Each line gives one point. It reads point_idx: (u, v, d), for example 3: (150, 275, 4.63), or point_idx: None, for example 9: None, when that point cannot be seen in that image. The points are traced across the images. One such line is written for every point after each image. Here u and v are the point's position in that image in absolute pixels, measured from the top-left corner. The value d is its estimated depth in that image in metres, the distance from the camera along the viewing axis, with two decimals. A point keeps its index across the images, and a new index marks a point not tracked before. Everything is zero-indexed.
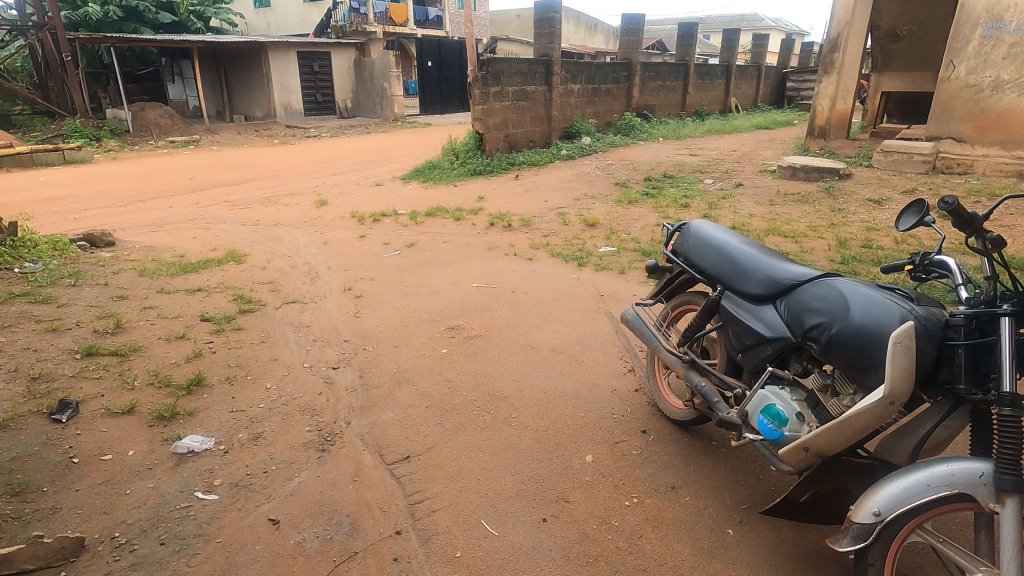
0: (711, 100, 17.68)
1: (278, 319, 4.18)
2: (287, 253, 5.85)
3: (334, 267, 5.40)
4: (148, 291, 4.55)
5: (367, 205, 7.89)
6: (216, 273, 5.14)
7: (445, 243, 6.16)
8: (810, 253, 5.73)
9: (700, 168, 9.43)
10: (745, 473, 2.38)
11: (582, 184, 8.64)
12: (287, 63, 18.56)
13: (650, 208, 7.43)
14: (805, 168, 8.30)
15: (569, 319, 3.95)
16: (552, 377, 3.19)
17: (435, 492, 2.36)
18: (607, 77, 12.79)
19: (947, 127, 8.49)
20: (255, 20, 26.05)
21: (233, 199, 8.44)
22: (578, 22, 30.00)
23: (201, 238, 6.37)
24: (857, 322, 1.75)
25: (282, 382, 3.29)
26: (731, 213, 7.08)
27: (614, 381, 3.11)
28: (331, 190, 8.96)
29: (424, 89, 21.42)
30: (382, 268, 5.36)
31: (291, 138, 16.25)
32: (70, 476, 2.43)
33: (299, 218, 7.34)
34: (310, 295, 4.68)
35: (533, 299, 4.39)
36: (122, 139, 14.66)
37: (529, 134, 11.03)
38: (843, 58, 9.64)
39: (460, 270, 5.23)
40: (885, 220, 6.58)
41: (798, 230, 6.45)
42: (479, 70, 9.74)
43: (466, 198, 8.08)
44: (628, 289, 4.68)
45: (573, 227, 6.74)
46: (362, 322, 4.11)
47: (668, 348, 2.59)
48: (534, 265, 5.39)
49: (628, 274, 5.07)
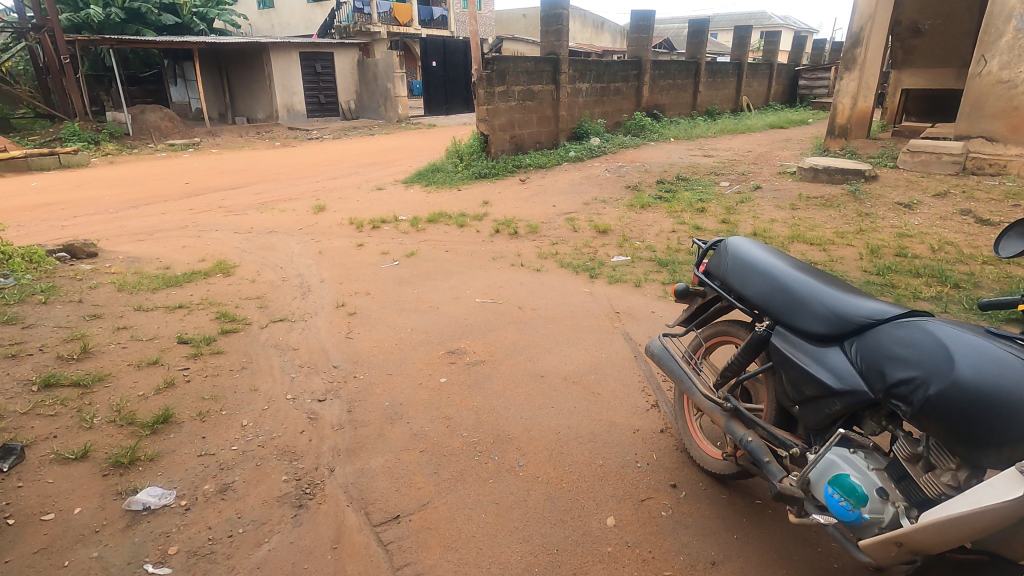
0: (722, 99, 17.24)
1: (263, 341, 3.82)
2: (279, 264, 5.50)
3: (328, 280, 5.04)
4: (124, 308, 4.20)
5: (366, 211, 7.53)
6: (201, 287, 4.79)
7: (447, 252, 5.80)
8: (840, 262, 5.32)
9: (715, 170, 9.02)
10: (796, 544, 1.99)
11: (592, 187, 8.25)
12: (289, 64, 18.27)
13: (664, 212, 7.05)
14: (828, 169, 7.83)
15: (581, 342, 3.56)
16: (565, 414, 2.80)
17: (429, 566, 1.99)
18: (616, 75, 12.38)
19: (978, 126, 8.03)
20: (259, 22, 25.82)
21: (228, 205, 8.10)
22: (584, 21, 29.57)
23: (190, 248, 6.04)
24: (966, 381, 1.36)
25: (260, 418, 2.94)
26: (751, 218, 6.67)
27: (636, 420, 2.72)
28: (330, 195, 8.62)
29: (429, 89, 21.06)
30: (380, 280, 4.98)
31: (292, 140, 15.95)
32: (0, 543, 2.07)
33: (294, 225, 7.01)
34: (300, 312, 4.33)
35: (542, 317, 4.01)
36: (121, 143, 14.36)
37: (536, 135, 10.65)
38: (866, 53, 9.16)
39: (463, 283, 4.86)
40: (918, 225, 6.16)
41: (824, 236, 6.05)
42: (484, 69, 9.34)
43: (470, 203, 7.71)
44: (645, 304, 4.29)
45: (583, 234, 6.35)
46: (354, 345, 3.74)
47: (704, 390, 2.19)
48: (542, 277, 5.01)
49: (644, 287, 4.68)
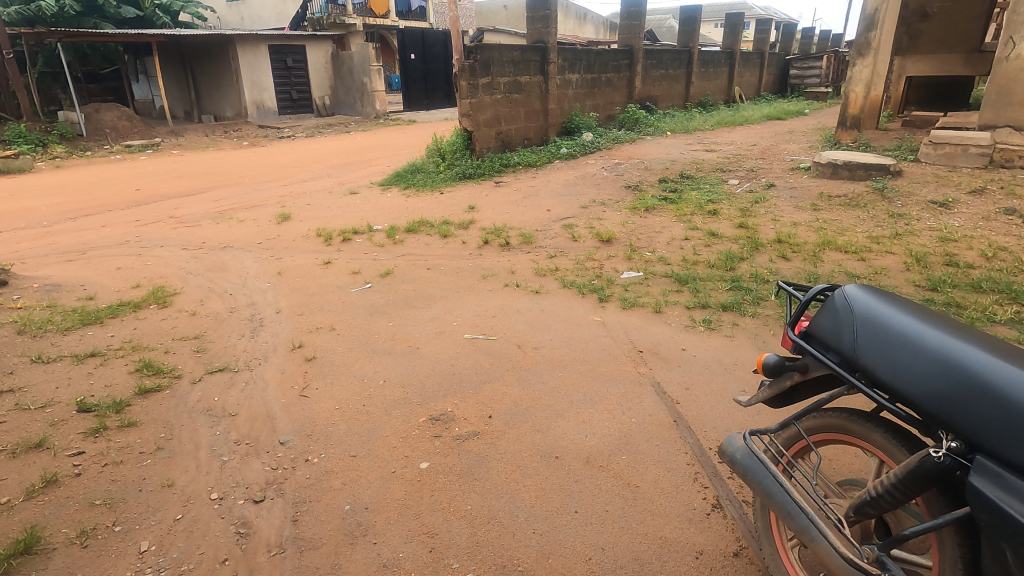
0: (715, 89, 16.54)
1: (191, 404, 2.97)
2: (228, 291, 4.63)
3: (285, 310, 4.19)
4: (17, 361, 3.31)
5: (336, 220, 6.66)
6: (125, 325, 3.91)
7: (429, 269, 4.98)
8: (886, 274, 4.61)
9: (721, 166, 8.28)
10: None
11: (589, 188, 7.46)
12: (257, 58, 17.16)
13: (672, 215, 6.31)
14: (849, 164, 7.10)
15: (601, 399, 2.79)
16: (594, 525, 2.01)
17: None
18: (607, 65, 11.58)
19: (1004, 115, 7.40)
20: (229, 15, 24.27)
21: (180, 215, 7.20)
22: (567, 12, 28.68)
23: (125, 270, 5.13)
24: None
25: (168, 538, 2.09)
26: (771, 221, 5.95)
27: (695, 535, 1.95)
28: (298, 200, 7.76)
29: (407, 84, 20.08)
30: (348, 310, 4.14)
31: (261, 139, 14.93)
32: None
33: (253, 238, 6.14)
34: (246, 358, 3.48)
35: (548, 361, 3.23)
36: (73, 145, 13.22)
37: (523, 130, 9.83)
38: (882, 38, 8.43)
39: (449, 312, 4.06)
40: (960, 227, 5.49)
41: (857, 241, 5.34)
42: (466, 59, 8.50)
43: (454, 208, 6.89)
44: (672, 338, 3.52)
45: (584, 243, 5.56)
46: (310, 408, 2.90)
47: (834, 535, 1.41)
48: (542, 301, 4.21)
49: (666, 313, 3.91)
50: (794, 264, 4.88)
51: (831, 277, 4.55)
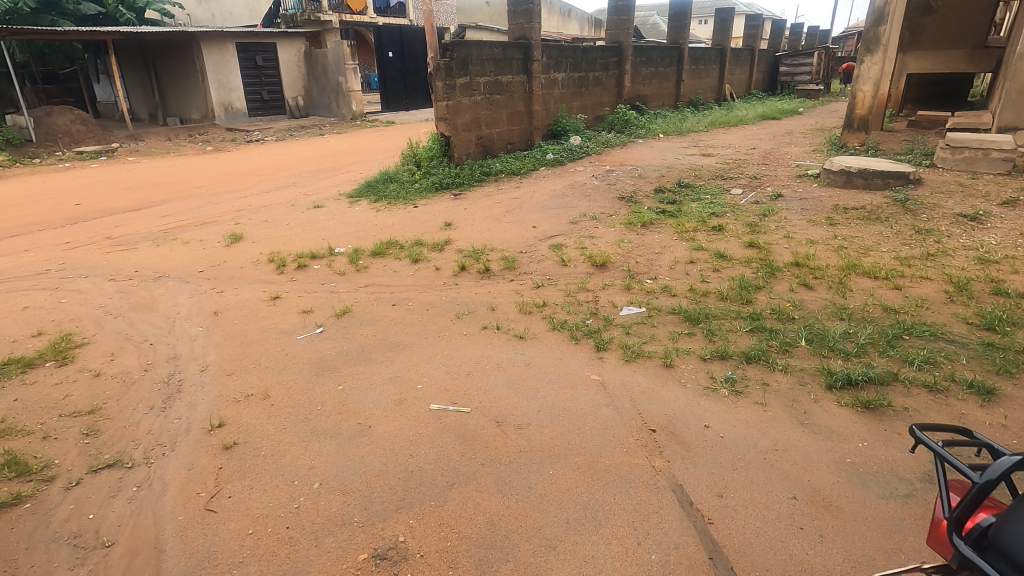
0: (706, 87, 15.91)
1: (53, 528, 2.20)
2: (149, 339, 3.84)
3: (212, 368, 3.41)
4: None
5: (294, 241, 5.87)
6: (4, 395, 3.11)
7: (395, 306, 4.23)
8: (928, 306, 3.93)
9: (721, 172, 7.62)
10: None
11: (579, 200, 6.74)
12: (224, 57, 16.20)
13: (673, 232, 5.62)
14: (864, 172, 6.46)
15: (608, 517, 2.07)
16: None
17: None
18: (595, 63, 10.87)
19: None
20: (198, 11, 22.09)
21: (117, 235, 6.36)
22: (551, 9, 27.95)
23: (33, 311, 4.32)
24: None
25: None
26: (784, 239, 5.29)
27: None
28: (254, 216, 6.95)
29: (386, 82, 19.21)
30: (289, 367, 3.37)
31: (227, 144, 14.00)
32: None
33: (196, 264, 5.34)
34: (146, 445, 2.70)
35: (537, 448, 2.50)
36: (20, 151, 12.21)
37: (506, 134, 9.10)
38: (890, 34, 7.80)
39: (413, 368, 3.30)
40: (998, 245, 4.85)
41: (884, 263, 4.69)
42: (441, 57, 7.74)
43: (428, 225, 6.15)
44: (690, 405, 2.80)
45: (575, 269, 4.84)
46: (215, 531, 2.15)
47: None
48: (527, 351, 3.46)
49: (679, 367, 3.19)
50: (820, 294, 4.18)
51: (866, 311, 3.86)
